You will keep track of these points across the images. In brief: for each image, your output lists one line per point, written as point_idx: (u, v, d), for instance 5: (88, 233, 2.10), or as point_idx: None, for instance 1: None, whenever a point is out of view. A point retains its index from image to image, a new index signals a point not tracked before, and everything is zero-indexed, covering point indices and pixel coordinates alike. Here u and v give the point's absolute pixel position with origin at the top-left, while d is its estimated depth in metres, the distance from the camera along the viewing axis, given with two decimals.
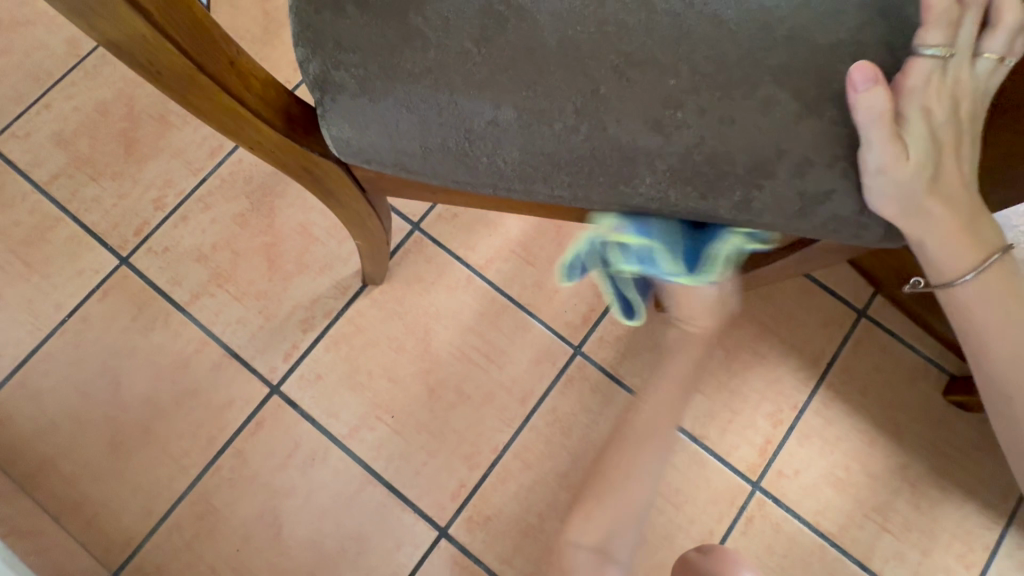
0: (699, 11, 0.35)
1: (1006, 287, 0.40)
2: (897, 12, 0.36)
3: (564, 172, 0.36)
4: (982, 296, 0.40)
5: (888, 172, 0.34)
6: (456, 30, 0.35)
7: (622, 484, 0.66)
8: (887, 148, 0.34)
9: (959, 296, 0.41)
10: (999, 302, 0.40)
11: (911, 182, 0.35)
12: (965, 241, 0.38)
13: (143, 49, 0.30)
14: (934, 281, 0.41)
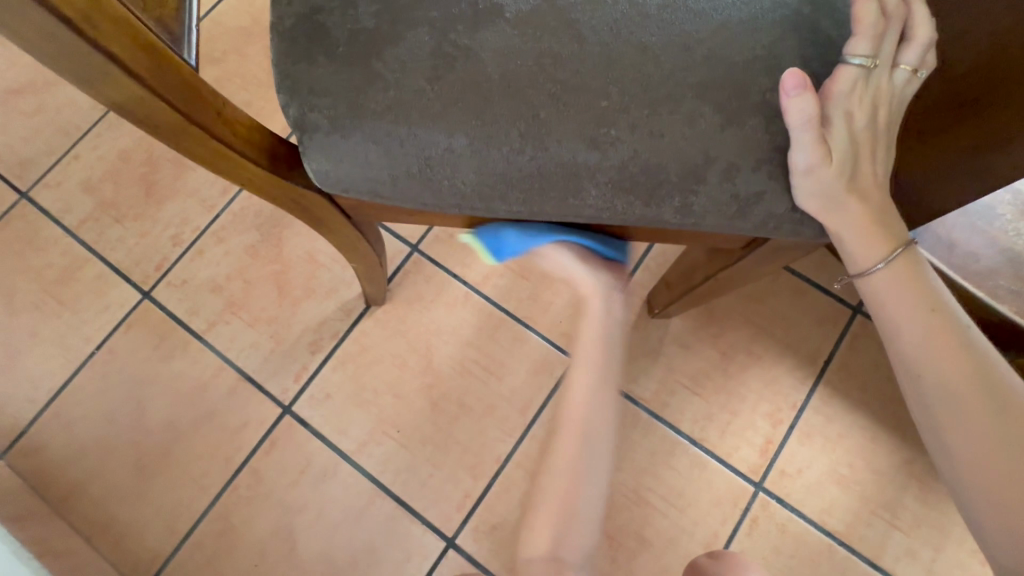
0: (625, 38, 0.38)
1: (920, 279, 0.40)
2: (811, 26, 0.39)
3: (518, 190, 0.40)
4: (895, 286, 0.41)
5: (813, 172, 0.37)
6: (411, 71, 0.39)
7: (563, 534, 0.59)
8: (813, 150, 0.37)
9: (877, 286, 0.41)
10: (911, 293, 0.40)
11: (837, 180, 0.38)
12: (883, 237, 0.40)
13: (138, 105, 0.35)
14: (851, 273, 0.42)
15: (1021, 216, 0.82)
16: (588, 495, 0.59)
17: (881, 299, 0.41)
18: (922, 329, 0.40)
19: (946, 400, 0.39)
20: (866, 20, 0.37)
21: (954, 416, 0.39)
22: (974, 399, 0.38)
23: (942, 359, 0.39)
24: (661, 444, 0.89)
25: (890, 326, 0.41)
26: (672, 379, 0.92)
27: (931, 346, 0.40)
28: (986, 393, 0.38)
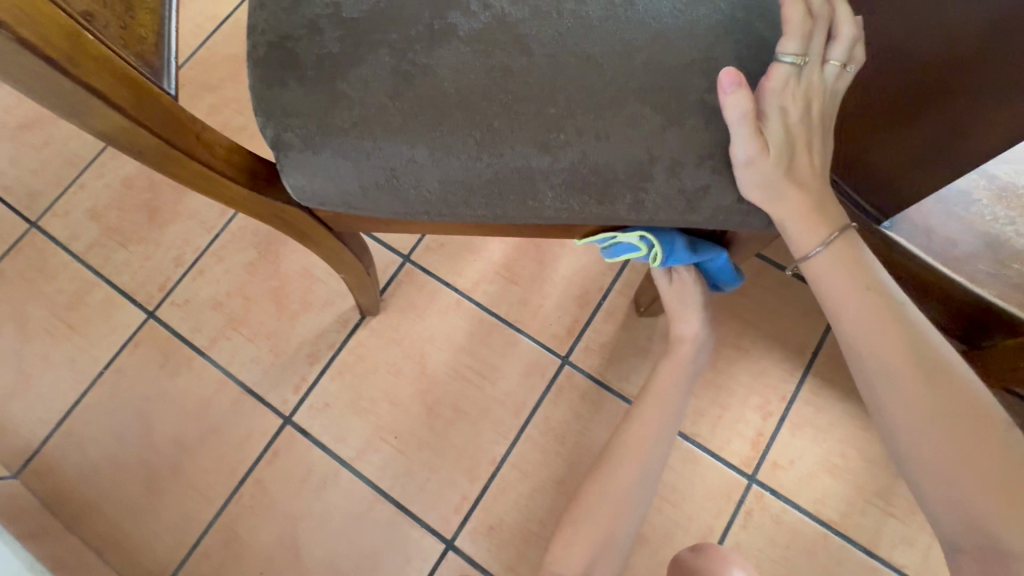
0: (569, 49, 0.41)
1: (858, 261, 0.43)
2: (745, 29, 0.42)
3: (480, 195, 0.43)
4: (834, 266, 0.43)
5: (752, 165, 0.40)
6: (374, 89, 0.42)
7: (604, 539, 0.76)
8: (750, 144, 0.39)
9: (818, 267, 0.44)
10: (848, 272, 0.43)
11: (775, 172, 0.40)
12: (820, 221, 0.42)
13: (124, 135, 0.38)
14: (795, 256, 0.44)
15: (998, 202, 0.83)
16: (630, 519, 0.77)
17: (822, 279, 0.44)
18: (860, 306, 0.42)
19: (884, 374, 0.41)
20: (795, 19, 0.40)
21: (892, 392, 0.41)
22: (909, 370, 0.40)
23: (879, 333, 0.41)
24: None
25: (832, 307, 0.44)
26: None
27: (869, 322, 0.42)
28: (919, 363, 0.40)
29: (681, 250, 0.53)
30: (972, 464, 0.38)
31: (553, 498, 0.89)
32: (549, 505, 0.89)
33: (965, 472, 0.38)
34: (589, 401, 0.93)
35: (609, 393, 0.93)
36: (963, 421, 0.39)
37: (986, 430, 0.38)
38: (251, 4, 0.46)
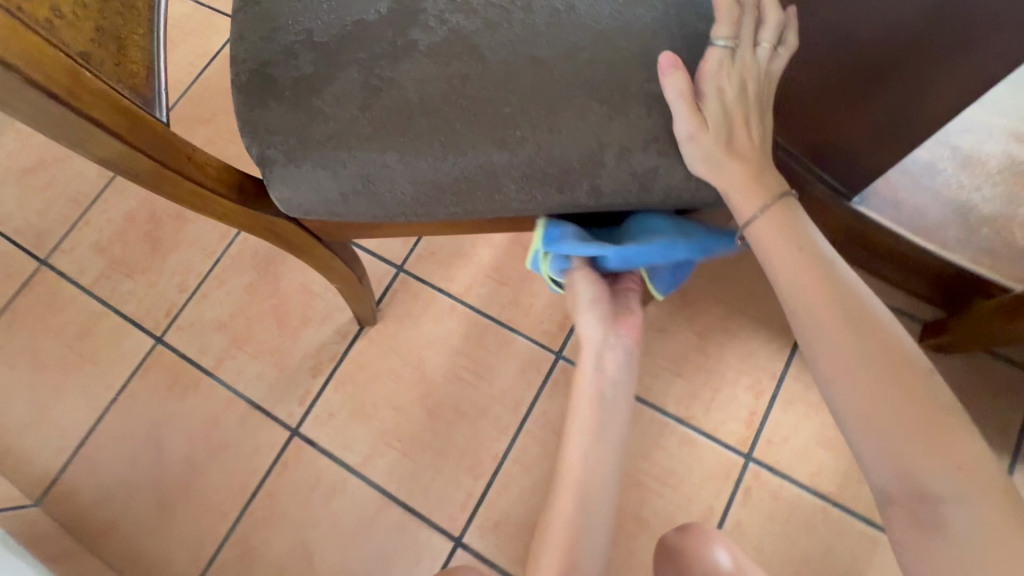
0: (519, 54, 0.45)
1: (794, 226, 0.46)
2: (679, 24, 0.45)
3: (449, 193, 0.46)
4: (774, 231, 0.46)
5: (694, 139, 0.43)
6: (346, 104, 0.46)
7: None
8: (689, 120, 0.43)
9: (760, 233, 0.47)
10: (787, 237, 0.46)
11: (714, 145, 0.44)
12: (760, 193, 0.46)
13: (123, 160, 0.42)
14: (738, 223, 0.48)
15: (962, 170, 0.86)
16: (591, 544, 0.67)
17: (764, 244, 0.47)
18: (797, 268, 0.45)
19: (820, 330, 0.44)
20: (725, 8, 0.44)
21: (830, 348, 0.44)
22: (842, 326, 0.44)
23: (815, 293, 0.45)
24: (649, 427, 0.92)
25: (772, 270, 0.47)
26: (654, 363, 0.95)
27: (805, 283, 0.45)
28: (850, 319, 0.44)
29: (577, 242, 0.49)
30: (901, 413, 0.41)
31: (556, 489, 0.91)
32: None
33: (890, 418, 0.41)
34: None
35: None
36: (889, 371, 0.42)
37: (908, 377, 0.42)
38: (233, 36, 0.51)
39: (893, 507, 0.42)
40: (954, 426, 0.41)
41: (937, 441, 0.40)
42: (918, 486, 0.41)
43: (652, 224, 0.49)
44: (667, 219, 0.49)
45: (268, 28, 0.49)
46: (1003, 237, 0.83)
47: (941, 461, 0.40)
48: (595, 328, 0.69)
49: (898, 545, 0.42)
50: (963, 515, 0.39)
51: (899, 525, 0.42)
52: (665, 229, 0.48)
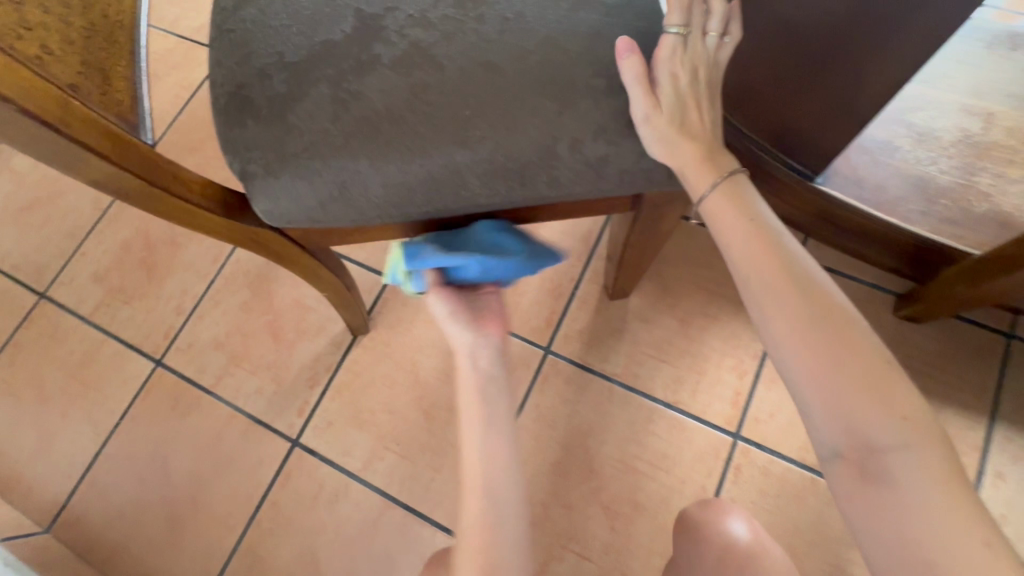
0: (474, 61, 0.49)
1: (744, 201, 0.50)
2: (620, 23, 0.49)
3: (420, 193, 0.50)
4: (726, 205, 0.50)
5: (649, 120, 0.47)
6: (318, 117, 0.50)
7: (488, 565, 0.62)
8: (644, 103, 0.47)
9: (713, 207, 0.50)
10: (739, 211, 0.50)
11: (668, 126, 0.47)
12: (705, 171, 0.49)
13: (114, 181, 0.46)
14: (693, 199, 0.51)
15: (918, 146, 0.90)
16: (507, 530, 0.65)
17: (718, 217, 0.50)
18: (748, 240, 0.49)
19: (770, 295, 0.47)
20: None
21: (777, 310, 0.47)
22: (790, 291, 0.47)
23: (764, 261, 0.48)
24: (638, 413, 0.95)
25: (726, 243, 0.50)
26: (639, 352, 0.98)
27: (756, 253, 0.48)
28: (798, 285, 0.47)
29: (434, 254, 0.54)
30: (845, 369, 0.44)
31: (551, 480, 0.93)
32: (549, 489, 0.93)
33: (836, 375, 0.44)
34: (574, 385, 0.98)
35: (593, 375, 0.98)
36: (833, 331, 0.45)
37: (851, 336, 0.45)
38: (211, 62, 0.55)
39: (841, 462, 0.44)
40: (893, 380, 0.43)
41: (878, 394, 0.43)
42: (863, 438, 0.43)
43: (506, 251, 0.55)
44: (517, 244, 0.55)
45: (243, 53, 0.53)
46: (962, 206, 0.87)
47: (883, 413, 0.43)
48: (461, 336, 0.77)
49: (843, 498, 0.45)
50: (906, 465, 0.42)
51: (842, 480, 0.44)
52: (518, 262, 0.55)
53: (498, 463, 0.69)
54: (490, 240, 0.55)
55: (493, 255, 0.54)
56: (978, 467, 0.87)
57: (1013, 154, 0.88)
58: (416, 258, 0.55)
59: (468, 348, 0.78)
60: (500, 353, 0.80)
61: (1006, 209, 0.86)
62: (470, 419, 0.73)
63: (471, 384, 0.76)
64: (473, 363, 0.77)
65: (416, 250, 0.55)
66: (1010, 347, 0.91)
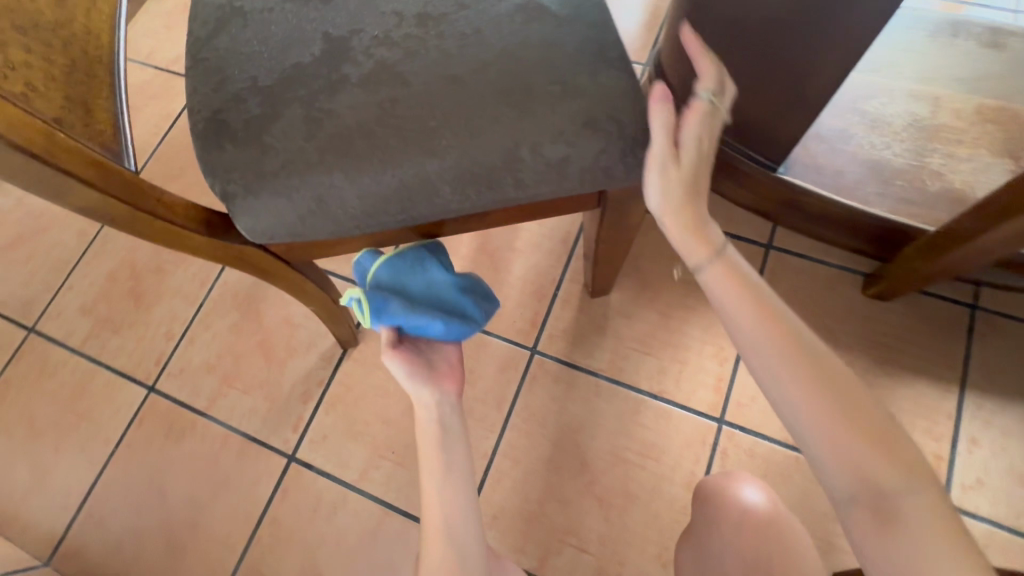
0: (436, 75, 0.52)
1: (738, 270, 0.52)
2: (570, 33, 0.53)
3: (393, 202, 0.52)
4: (724, 274, 0.52)
5: (663, 171, 0.50)
6: (292, 136, 0.52)
7: None
8: (663, 156, 0.50)
9: (711, 276, 0.53)
10: (737, 280, 0.52)
11: (678, 182, 0.51)
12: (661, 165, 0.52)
13: (98, 207, 0.48)
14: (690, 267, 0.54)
15: (872, 132, 0.94)
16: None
17: (717, 287, 0.52)
18: (747, 305, 0.51)
19: (775, 357, 0.49)
20: (710, 67, 0.50)
21: (783, 367, 0.49)
22: (794, 353, 0.49)
23: (766, 326, 0.50)
24: (625, 405, 0.98)
25: (726, 309, 0.52)
26: (623, 346, 1.01)
27: (757, 318, 0.50)
28: (800, 346, 0.49)
29: (399, 312, 0.57)
30: (852, 424, 0.46)
31: (545, 477, 0.95)
32: (543, 485, 0.95)
33: (843, 431, 0.46)
34: (562, 383, 1.00)
35: (580, 371, 1.00)
36: (837, 389, 0.47)
37: (852, 393, 0.47)
38: (188, 91, 0.57)
39: (857, 514, 0.46)
40: (892, 432, 0.46)
41: (883, 445, 0.46)
42: (875, 489, 0.45)
43: (464, 316, 0.61)
44: (474, 310, 0.62)
45: (217, 79, 0.56)
46: (916, 186, 0.91)
47: (890, 464, 0.45)
48: (426, 388, 0.67)
49: (863, 550, 0.46)
50: (917, 510, 0.44)
51: (861, 527, 0.45)
52: (474, 330, 0.62)
53: (467, 524, 0.62)
54: (451, 304, 0.61)
55: (455, 321, 0.60)
56: (953, 434, 0.90)
57: (961, 134, 0.93)
58: (383, 315, 0.57)
59: (426, 405, 0.68)
60: (460, 415, 0.70)
61: (957, 187, 0.90)
62: (431, 484, 0.64)
63: (434, 443, 0.66)
64: (440, 425, 0.67)
65: (387, 305, 0.56)
66: (975, 318, 0.95)
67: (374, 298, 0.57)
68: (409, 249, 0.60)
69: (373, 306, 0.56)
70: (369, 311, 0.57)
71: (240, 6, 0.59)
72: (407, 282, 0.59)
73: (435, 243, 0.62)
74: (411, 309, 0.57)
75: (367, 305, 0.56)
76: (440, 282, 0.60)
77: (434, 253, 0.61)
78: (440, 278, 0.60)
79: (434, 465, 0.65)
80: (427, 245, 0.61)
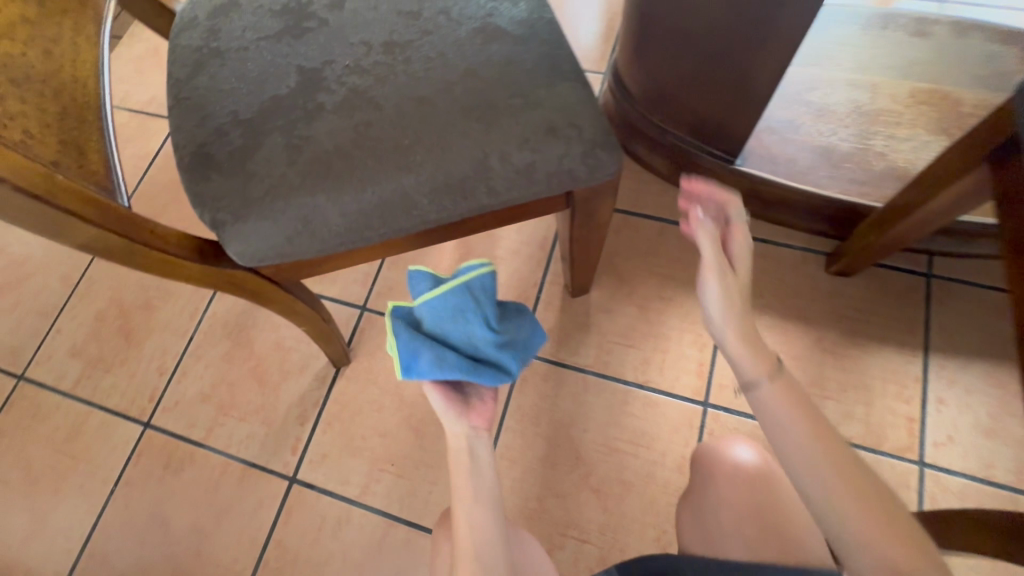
0: (406, 97, 0.56)
1: (791, 388, 0.53)
2: (526, 50, 0.58)
3: (375, 217, 0.56)
4: (774, 391, 0.53)
5: (719, 275, 0.58)
6: (275, 163, 0.56)
7: None
8: (716, 262, 0.58)
9: (763, 396, 0.54)
10: (786, 401, 0.53)
11: (735, 284, 0.58)
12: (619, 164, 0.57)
13: (97, 242, 0.51)
14: (743, 381, 0.55)
15: (818, 120, 1.01)
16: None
17: (767, 403, 0.53)
18: (795, 421, 0.52)
19: (820, 476, 0.49)
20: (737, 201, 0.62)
21: (838, 487, 0.49)
22: (839, 468, 0.49)
23: (812, 443, 0.51)
24: (614, 397, 1.01)
25: (774, 425, 0.53)
26: (607, 341, 1.05)
27: (805, 435, 0.51)
28: (846, 464, 0.50)
29: (427, 366, 0.59)
30: (894, 540, 0.47)
31: (543, 474, 0.98)
32: (542, 482, 0.98)
33: (886, 547, 0.47)
34: (551, 381, 1.04)
35: (567, 368, 1.04)
36: (878, 506, 0.48)
37: (893, 512, 0.48)
38: (173, 130, 0.61)
39: None
40: (928, 547, 0.47)
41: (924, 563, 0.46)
42: None
43: (498, 366, 0.63)
44: (509, 363, 0.63)
45: (200, 116, 0.60)
46: (863, 167, 0.98)
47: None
48: (460, 422, 0.69)
49: None
50: None
51: None
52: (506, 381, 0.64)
53: (495, 538, 0.61)
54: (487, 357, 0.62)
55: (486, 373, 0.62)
56: (921, 396, 0.96)
57: (899, 116, 1.00)
58: (413, 368, 0.59)
59: (456, 437, 0.69)
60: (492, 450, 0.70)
61: (900, 165, 0.97)
62: (463, 507, 0.63)
63: (464, 472, 0.66)
64: (469, 455, 0.67)
65: (418, 363, 0.59)
66: (931, 285, 1.02)
67: (404, 352, 0.59)
68: (454, 296, 0.59)
69: (406, 359, 0.59)
70: (401, 363, 0.59)
71: (216, 46, 0.63)
72: (447, 334, 0.60)
73: (481, 290, 0.60)
74: (441, 365, 0.59)
75: (398, 357, 0.59)
76: (479, 336, 0.61)
77: (478, 304, 0.60)
78: (480, 333, 0.60)
79: (465, 493, 0.64)
80: (473, 294, 0.60)
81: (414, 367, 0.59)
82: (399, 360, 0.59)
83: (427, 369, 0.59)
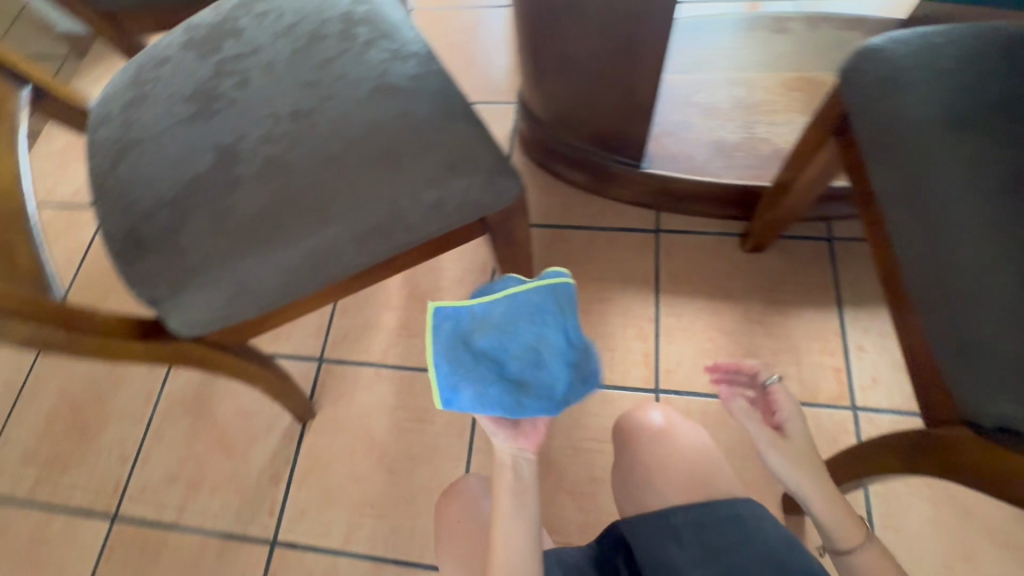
0: (316, 158, 0.62)
1: (880, 551, 0.59)
2: (419, 101, 0.64)
3: (305, 269, 0.61)
4: (860, 551, 0.59)
5: (773, 446, 0.64)
6: (201, 236, 0.60)
7: None
8: (764, 432, 0.65)
9: (854, 562, 0.59)
10: (868, 555, 0.59)
11: (795, 450, 0.63)
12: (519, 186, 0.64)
13: (40, 337, 0.54)
14: (837, 549, 0.61)
15: (708, 118, 1.12)
16: None
17: (852, 561, 0.60)
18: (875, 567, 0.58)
19: None
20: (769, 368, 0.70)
21: None
22: None
23: None
24: None
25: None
26: None
27: None
28: None
29: (467, 401, 0.53)
30: None
31: None
32: None
33: None
34: None
35: None
36: None
37: None
38: (99, 220, 0.64)
39: None
40: None
41: None
42: None
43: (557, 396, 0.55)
44: (566, 394, 0.54)
45: (124, 204, 0.63)
46: (753, 153, 1.09)
47: None
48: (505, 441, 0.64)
49: None
50: None
51: None
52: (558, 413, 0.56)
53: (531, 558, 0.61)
54: (539, 380, 0.54)
55: (529, 400, 0.54)
56: (843, 347, 1.06)
57: (775, 104, 1.13)
58: (453, 403, 0.53)
59: (500, 453, 0.64)
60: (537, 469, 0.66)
61: (783, 147, 1.09)
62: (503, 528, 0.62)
63: (507, 489, 0.63)
64: (513, 473, 0.64)
65: (461, 395, 0.53)
66: (833, 247, 1.13)
67: (446, 385, 0.53)
68: (533, 296, 0.53)
69: (450, 386, 0.53)
70: (443, 394, 0.53)
71: (132, 137, 0.67)
72: (515, 336, 0.53)
73: (565, 299, 0.55)
74: (483, 403, 0.53)
75: (439, 387, 0.53)
76: (549, 345, 0.53)
77: (560, 311, 0.54)
78: (548, 342, 0.53)
79: (506, 511, 0.63)
80: (556, 299, 0.54)
81: (455, 398, 0.53)
82: (440, 387, 0.53)
83: (470, 401, 0.53)
